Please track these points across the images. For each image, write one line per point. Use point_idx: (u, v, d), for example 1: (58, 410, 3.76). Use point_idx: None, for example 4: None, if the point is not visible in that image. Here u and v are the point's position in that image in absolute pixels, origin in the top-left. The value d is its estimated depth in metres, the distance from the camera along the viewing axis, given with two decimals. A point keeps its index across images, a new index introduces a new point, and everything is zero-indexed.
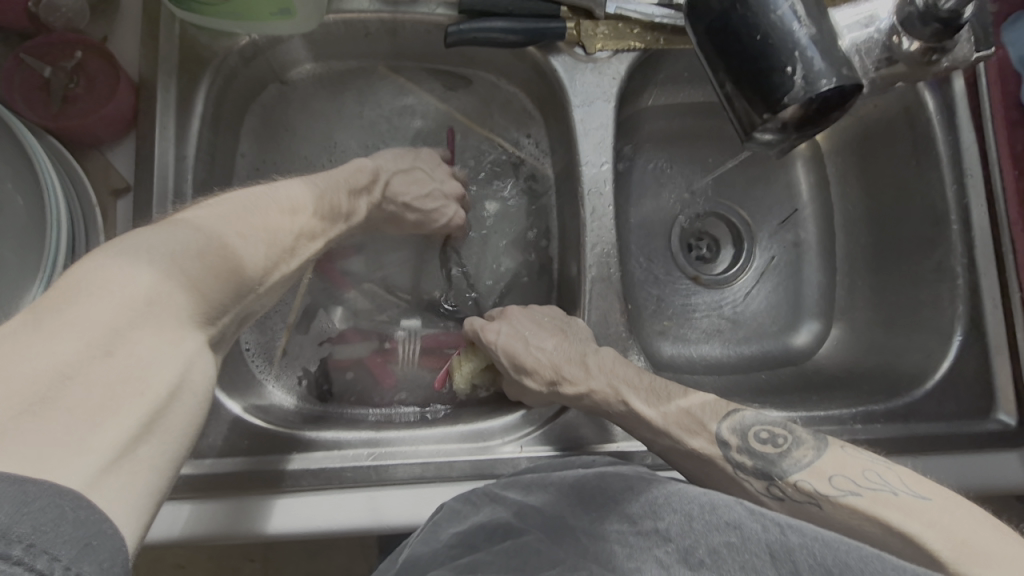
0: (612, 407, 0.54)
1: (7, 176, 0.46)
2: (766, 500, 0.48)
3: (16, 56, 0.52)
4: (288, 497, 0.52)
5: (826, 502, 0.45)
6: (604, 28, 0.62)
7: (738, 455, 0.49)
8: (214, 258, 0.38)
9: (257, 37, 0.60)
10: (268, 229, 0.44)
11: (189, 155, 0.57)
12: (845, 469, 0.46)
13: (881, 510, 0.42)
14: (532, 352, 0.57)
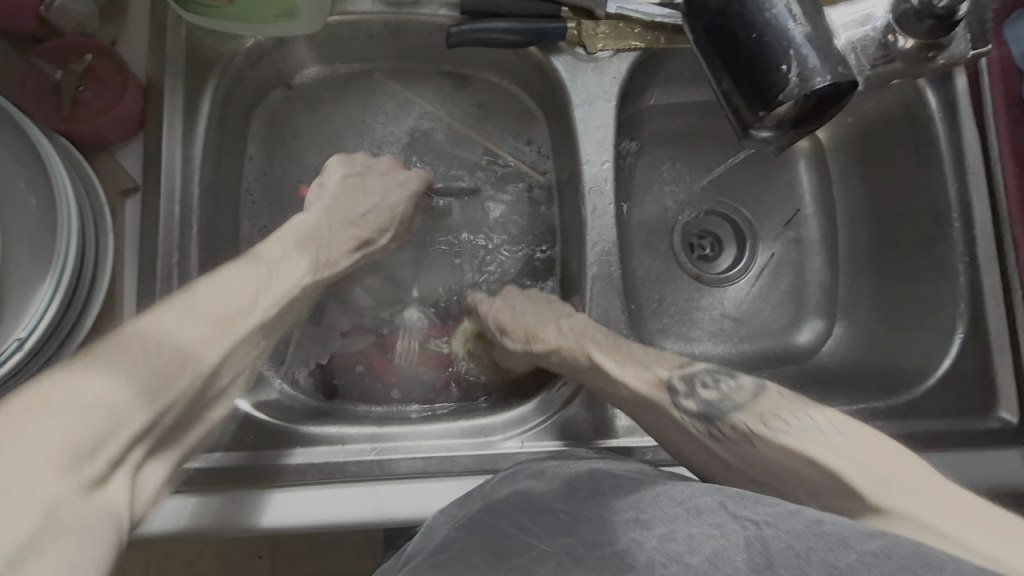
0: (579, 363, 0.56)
1: (19, 176, 0.48)
2: (709, 443, 0.49)
3: (28, 61, 0.53)
4: (293, 491, 0.53)
5: (759, 441, 0.45)
6: (605, 28, 0.63)
7: (684, 400, 0.50)
8: (167, 353, 0.39)
9: (262, 39, 0.62)
10: (244, 318, 0.45)
11: (195, 156, 0.58)
12: (779, 411, 0.46)
13: (807, 447, 0.41)
14: (515, 318, 0.62)
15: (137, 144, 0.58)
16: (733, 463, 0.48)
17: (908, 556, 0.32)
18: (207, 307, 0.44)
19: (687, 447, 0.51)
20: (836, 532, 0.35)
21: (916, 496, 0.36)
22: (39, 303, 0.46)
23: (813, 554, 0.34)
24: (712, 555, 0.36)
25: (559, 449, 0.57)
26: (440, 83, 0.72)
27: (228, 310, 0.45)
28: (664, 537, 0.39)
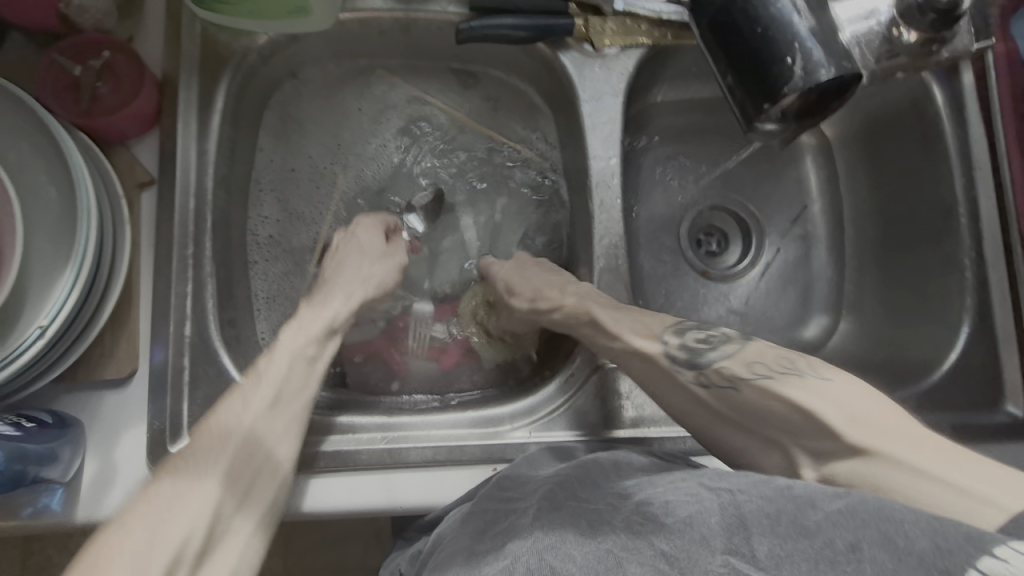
0: (579, 320, 0.58)
1: (40, 168, 0.49)
2: (696, 390, 0.50)
3: (50, 57, 0.54)
4: (316, 477, 0.54)
5: (745, 386, 0.47)
6: (613, 24, 0.63)
7: (675, 350, 0.52)
8: (242, 444, 0.47)
9: (275, 35, 0.63)
10: (296, 393, 0.52)
11: (210, 150, 0.60)
12: (765, 357, 0.48)
13: (789, 389, 0.44)
14: (525, 279, 0.64)
15: (153, 138, 0.59)
16: (715, 408, 0.49)
17: (870, 511, 0.36)
18: (267, 391, 0.50)
19: (673, 398, 0.52)
20: (805, 496, 0.39)
21: (897, 438, 0.40)
22: (59, 292, 0.47)
23: (783, 518, 0.38)
24: (688, 517, 0.41)
25: (565, 440, 0.58)
26: (449, 80, 0.73)
27: (284, 392, 0.51)
28: (643, 501, 0.45)
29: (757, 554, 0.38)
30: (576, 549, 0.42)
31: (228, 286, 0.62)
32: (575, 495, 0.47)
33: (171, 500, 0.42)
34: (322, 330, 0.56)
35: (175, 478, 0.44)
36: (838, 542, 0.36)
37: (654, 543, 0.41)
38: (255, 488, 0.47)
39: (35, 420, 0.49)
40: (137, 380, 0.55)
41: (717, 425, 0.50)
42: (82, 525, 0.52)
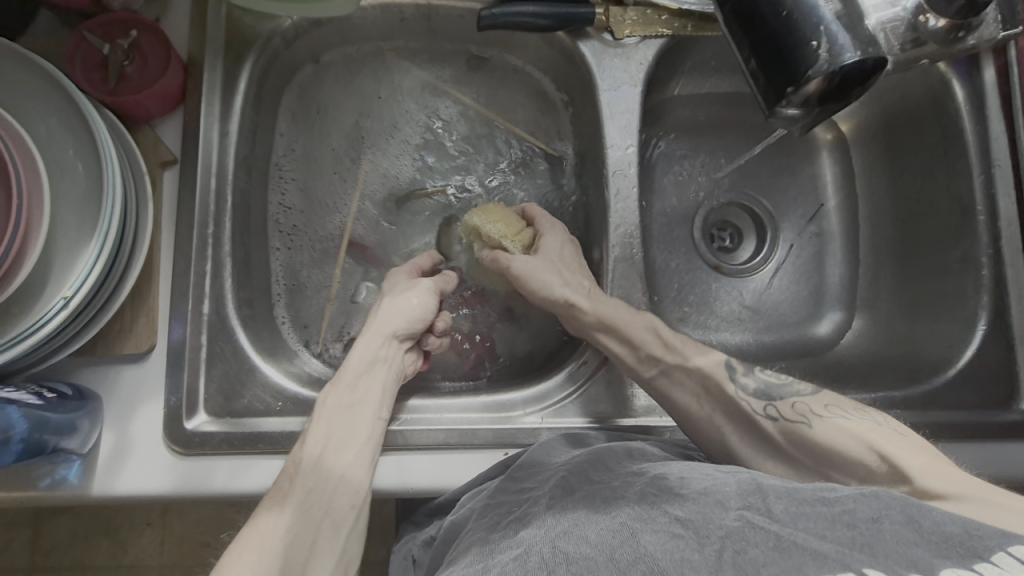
0: (635, 333, 0.58)
1: (68, 141, 0.50)
2: (760, 419, 0.52)
3: (80, 34, 0.55)
4: (386, 455, 0.55)
5: (816, 421, 0.50)
6: (633, 14, 0.64)
7: (741, 377, 0.55)
8: (314, 474, 0.51)
9: (298, 19, 0.64)
10: (358, 418, 0.54)
11: (231, 131, 0.61)
12: (840, 403, 0.51)
13: (867, 432, 0.47)
14: (568, 273, 0.62)
15: (176, 118, 0.60)
16: (775, 443, 0.52)
17: (896, 497, 0.39)
18: (331, 422, 0.53)
19: (728, 425, 0.54)
20: (827, 486, 0.42)
21: (960, 484, 0.41)
22: (83, 264, 0.48)
23: (801, 491, 0.42)
24: (704, 487, 0.44)
25: (578, 425, 0.58)
26: (469, 68, 0.74)
27: (347, 420, 0.53)
28: (657, 476, 0.47)
29: (772, 510, 0.40)
30: (590, 529, 0.43)
31: (246, 267, 0.62)
32: (588, 479, 0.49)
33: (265, 530, 0.48)
34: (359, 372, 0.56)
35: (244, 543, 0.47)
36: (858, 513, 0.38)
37: (670, 510, 0.43)
38: (322, 540, 0.50)
39: (56, 392, 0.50)
40: (155, 356, 0.56)
41: (769, 460, 0.52)
42: (98, 498, 0.53)
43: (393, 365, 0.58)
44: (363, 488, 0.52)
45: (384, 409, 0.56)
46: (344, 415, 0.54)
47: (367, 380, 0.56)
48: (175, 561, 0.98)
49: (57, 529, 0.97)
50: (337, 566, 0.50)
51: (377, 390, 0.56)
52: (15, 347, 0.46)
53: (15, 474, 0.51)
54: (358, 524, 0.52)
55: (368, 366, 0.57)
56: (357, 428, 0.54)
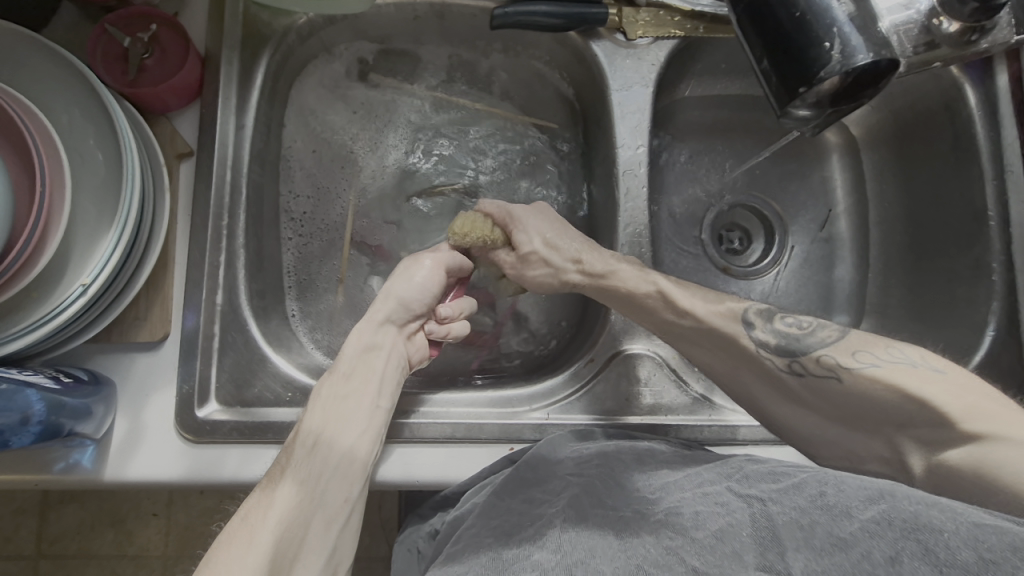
0: (642, 287, 0.58)
1: (89, 132, 0.51)
2: (786, 377, 0.53)
3: (100, 27, 0.56)
4: (408, 447, 0.56)
5: (845, 373, 0.50)
6: (646, 15, 0.64)
7: (762, 334, 0.55)
8: (315, 458, 0.50)
9: (313, 16, 0.65)
10: (357, 408, 0.54)
11: (247, 125, 0.62)
12: (868, 347, 0.51)
13: (901, 378, 0.47)
14: (561, 240, 0.62)
15: (193, 111, 0.61)
16: (806, 396, 0.53)
17: (908, 520, 0.38)
18: (330, 409, 0.53)
19: (756, 385, 0.55)
20: (840, 504, 0.41)
21: (1001, 421, 0.43)
22: (103, 252, 0.49)
23: (818, 526, 0.41)
24: (719, 531, 0.43)
25: (584, 422, 0.58)
26: (482, 68, 0.74)
27: (346, 409, 0.53)
28: (671, 510, 0.47)
29: (792, 569, 0.40)
30: (605, 564, 0.44)
31: (258, 258, 0.63)
32: (600, 501, 0.50)
33: (263, 512, 0.47)
34: (354, 362, 0.56)
35: (231, 537, 0.45)
36: (875, 553, 0.38)
37: (686, 558, 0.43)
38: (316, 532, 0.48)
39: (73, 376, 0.51)
40: (168, 345, 0.57)
41: (799, 411, 0.54)
42: (110, 483, 0.54)
43: (393, 353, 0.58)
44: (359, 479, 0.52)
45: (384, 399, 0.55)
46: (340, 404, 0.53)
47: (362, 369, 0.56)
48: (177, 554, 0.99)
49: (62, 517, 0.98)
50: (326, 566, 0.48)
51: (374, 379, 0.56)
52: (35, 331, 0.47)
53: (30, 458, 0.52)
54: (350, 519, 0.51)
55: (364, 354, 0.57)
56: (352, 418, 0.53)
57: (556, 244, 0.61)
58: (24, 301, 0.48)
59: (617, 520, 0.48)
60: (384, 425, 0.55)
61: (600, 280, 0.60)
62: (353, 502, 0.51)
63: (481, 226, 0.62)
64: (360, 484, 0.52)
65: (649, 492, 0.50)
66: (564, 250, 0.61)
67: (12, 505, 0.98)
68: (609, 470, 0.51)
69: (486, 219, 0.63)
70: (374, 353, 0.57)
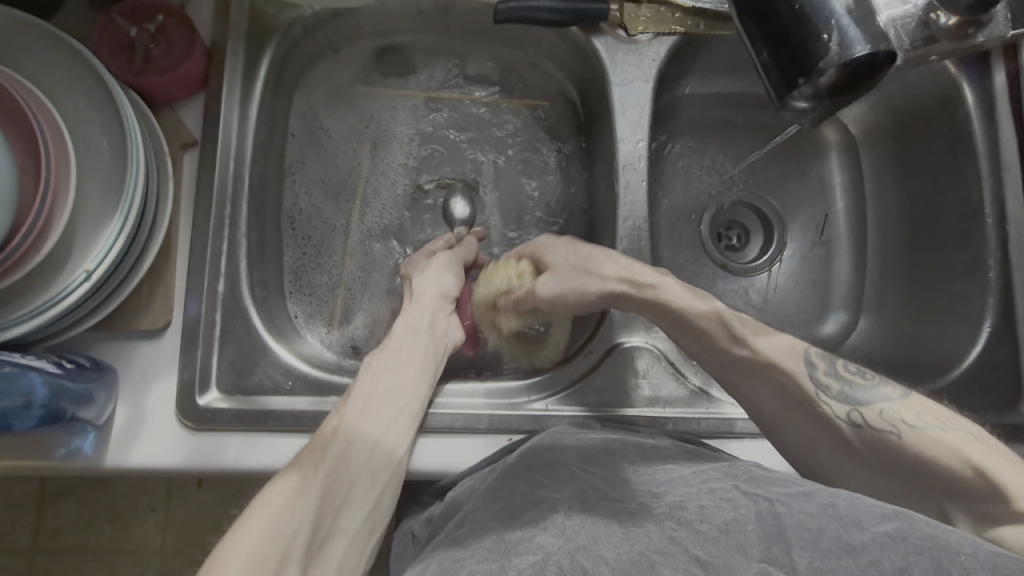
0: (696, 310, 0.56)
1: (95, 121, 0.51)
2: (843, 426, 0.52)
3: (108, 17, 0.57)
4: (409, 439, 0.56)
5: (908, 432, 0.49)
6: (647, 11, 0.65)
7: (826, 378, 0.53)
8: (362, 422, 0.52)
9: (319, 10, 0.66)
10: (406, 378, 0.56)
11: (251, 116, 0.62)
12: (932, 410, 0.50)
13: (965, 446, 0.48)
14: (603, 258, 0.57)
15: (198, 101, 0.61)
16: (858, 448, 0.51)
17: (923, 539, 0.40)
18: (381, 376, 0.55)
19: (811, 433, 0.53)
20: (851, 515, 0.42)
21: None
22: (107, 238, 0.49)
23: (828, 533, 0.41)
24: (724, 524, 0.44)
25: (582, 414, 0.59)
26: (484, 62, 0.75)
27: (393, 377, 0.55)
28: (675, 504, 0.47)
29: (797, 566, 0.41)
30: (608, 550, 0.44)
31: (261, 248, 0.64)
32: (606, 495, 0.49)
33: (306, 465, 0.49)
34: (401, 340, 0.58)
35: (280, 484, 0.48)
36: (885, 563, 0.39)
37: (689, 548, 0.43)
38: (355, 492, 0.51)
39: (75, 362, 0.51)
40: (170, 332, 0.57)
41: (846, 462, 0.52)
42: (110, 469, 0.54)
43: (436, 332, 0.60)
44: (401, 443, 0.53)
45: (427, 372, 0.57)
46: (389, 374, 0.55)
47: (412, 344, 0.58)
48: (173, 548, 0.99)
49: (60, 511, 0.98)
50: (369, 519, 0.51)
51: (420, 353, 0.57)
52: (37, 317, 0.48)
53: (29, 444, 0.53)
54: (392, 481, 0.53)
55: (409, 333, 0.58)
56: (400, 386, 0.55)
57: (601, 258, 0.57)
58: (26, 287, 0.48)
59: (623, 511, 0.48)
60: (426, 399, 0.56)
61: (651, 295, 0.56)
62: (396, 464, 0.53)
63: (501, 270, 0.62)
64: (402, 450, 0.53)
65: (655, 485, 0.50)
66: (616, 261, 0.57)
67: (10, 498, 0.98)
68: (609, 463, 0.51)
69: (512, 260, 0.63)
70: (423, 331, 0.59)
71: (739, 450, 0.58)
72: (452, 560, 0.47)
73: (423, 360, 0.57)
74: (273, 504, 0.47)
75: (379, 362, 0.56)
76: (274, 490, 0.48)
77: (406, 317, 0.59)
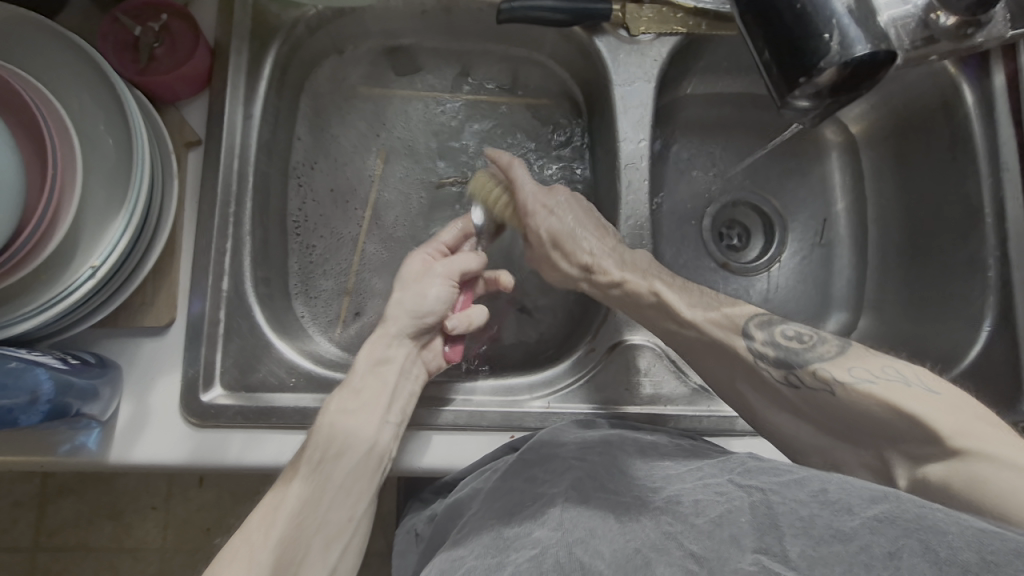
0: (644, 299, 0.58)
1: (101, 118, 0.52)
2: (782, 388, 0.52)
3: (113, 15, 0.58)
4: (412, 437, 0.57)
5: (840, 388, 0.48)
6: (649, 11, 0.65)
7: (761, 346, 0.53)
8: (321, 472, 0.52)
9: (322, 9, 0.66)
10: (367, 421, 0.53)
11: (254, 115, 0.62)
12: (865, 363, 0.49)
13: (894, 395, 0.45)
14: (575, 241, 0.61)
15: (203, 100, 0.62)
16: (801, 406, 0.52)
17: (911, 520, 0.39)
18: (343, 419, 0.53)
19: (758, 399, 0.54)
20: (842, 501, 0.42)
21: (994, 445, 0.41)
22: (113, 234, 0.50)
23: (818, 519, 0.41)
24: (718, 517, 0.44)
25: (585, 411, 0.59)
26: (486, 62, 0.75)
27: (355, 421, 0.53)
28: (672, 498, 0.47)
29: (789, 554, 0.40)
30: (603, 544, 0.44)
31: (264, 246, 0.64)
32: (602, 485, 0.50)
33: (263, 519, 0.50)
34: (365, 377, 0.56)
35: (243, 536, 0.49)
36: (875, 547, 0.39)
37: (684, 543, 0.43)
38: (314, 549, 0.50)
39: (80, 358, 0.51)
40: (174, 329, 0.57)
41: (792, 420, 0.53)
42: (114, 465, 0.54)
43: (406, 365, 0.57)
44: (361, 497, 0.53)
45: (392, 413, 0.55)
46: (349, 418, 0.53)
47: (374, 384, 0.55)
48: (175, 547, 0.99)
49: (60, 510, 0.99)
50: None
51: (387, 393, 0.55)
52: (44, 312, 0.48)
53: (36, 439, 0.53)
54: (353, 538, 0.53)
55: (374, 368, 0.56)
56: (362, 429, 0.53)
57: (569, 247, 0.62)
58: (32, 284, 0.48)
59: (618, 505, 0.48)
60: (393, 441, 0.55)
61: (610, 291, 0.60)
62: (357, 519, 0.53)
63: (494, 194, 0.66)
64: (364, 503, 0.54)
65: (649, 480, 0.50)
66: (573, 256, 0.62)
67: (11, 497, 0.99)
68: (610, 458, 0.52)
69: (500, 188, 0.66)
70: (387, 369, 0.56)
71: (741, 447, 0.58)
72: (452, 559, 0.47)
73: (388, 402, 0.55)
74: (233, 560, 0.47)
75: (341, 401, 0.54)
76: (237, 543, 0.48)
77: (368, 351, 0.57)
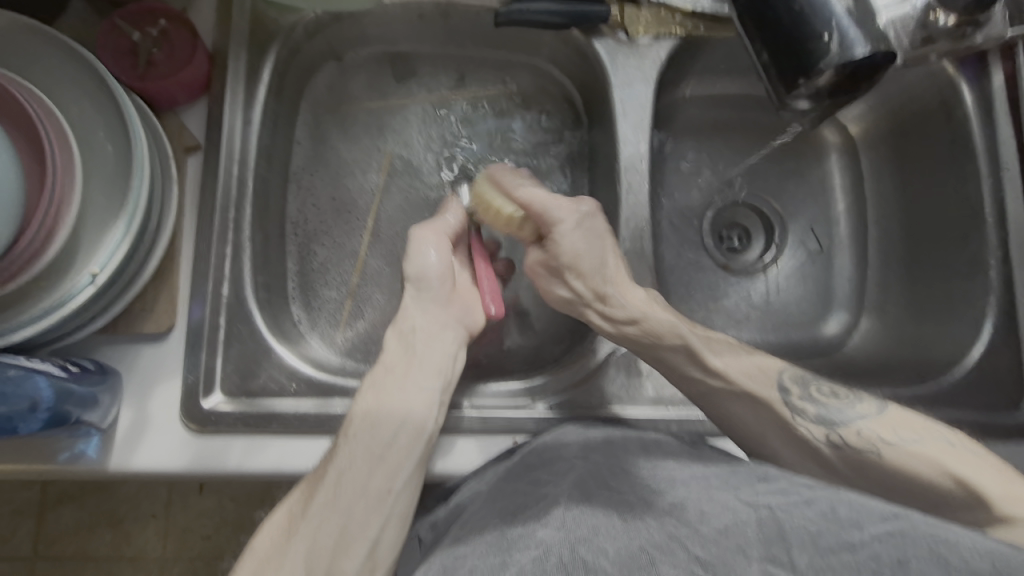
0: (667, 339, 0.57)
1: (99, 125, 0.52)
2: (822, 446, 0.54)
3: (112, 22, 0.58)
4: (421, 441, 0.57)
5: (886, 450, 0.52)
6: (647, 15, 0.66)
7: (800, 402, 0.55)
8: (363, 442, 0.50)
9: (321, 14, 0.66)
10: (404, 392, 0.53)
11: (253, 120, 0.62)
12: (904, 424, 0.53)
13: (942, 458, 0.50)
14: (592, 259, 0.57)
15: (201, 105, 0.62)
16: (837, 466, 0.54)
17: (922, 537, 0.41)
18: (383, 392, 0.53)
19: (785, 449, 0.56)
20: (850, 517, 0.43)
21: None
22: (112, 241, 0.50)
23: (824, 534, 0.43)
24: (724, 528, 0.44)
25: (586, 415, 0.59)
26: (484, 66, 0.76)
27: (395, 393, 0.53)
28: (678, 503, 0.47)
29: (796, 563, 0.42)
30: (609, 542, 0.44)
31: (265, 252, 0.64)
32: (605, 483, 0.49)
33: (307, 487, 0.50)
34: (395, 347, 0.55)
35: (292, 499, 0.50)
36: (883, 557, 0.41)
37: (690, 548, 0.44)
38: (354, 524, 0.49)
39: (79, 365, 0.51)
40: (174, 336, 0.57)
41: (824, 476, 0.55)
42: (114, 473, 0.54)
43: (437, 332, 0.56)
44: (403, 466, 0.51)
45: (429, 380, 0.54)
46: (387, 391, 0.53)
47: (407, 360, 0.54)
48: (175, 555, 0.99)
49: (60, 518, 0.98)
50: (368, 557, 0.49)
51: (417, 360, 0.54)
52: (43, 320, 0.48)
53: (37, 446, 0.53)
54: (394, 512, 0.50)
55: (404, 338, 0.56)
56: (399, 399, 0.53)
57: (586, 269, 0.57)
58: (30, 292, 0.48)
59: (621, 503, 0.48)
60: (432, 409, 0.53)
61: (626, 326, 0.57)
62: (396, 492, 0.51)
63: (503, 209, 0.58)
64: (404, 475, 0.51)
65: (652, 480, 0.49)
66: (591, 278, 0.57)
67: (11, 505, 0.98)
68: (614, 458, 0.51)
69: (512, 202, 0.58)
70: (414, 342, 0.55)
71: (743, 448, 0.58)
72: (453, 557, 0.46)
73: (418, 373, 0.54)
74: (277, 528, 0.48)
75: (377, 375, 0.54)
76: (283, 505, 0.50)
77: (397, 323, 0.57)
